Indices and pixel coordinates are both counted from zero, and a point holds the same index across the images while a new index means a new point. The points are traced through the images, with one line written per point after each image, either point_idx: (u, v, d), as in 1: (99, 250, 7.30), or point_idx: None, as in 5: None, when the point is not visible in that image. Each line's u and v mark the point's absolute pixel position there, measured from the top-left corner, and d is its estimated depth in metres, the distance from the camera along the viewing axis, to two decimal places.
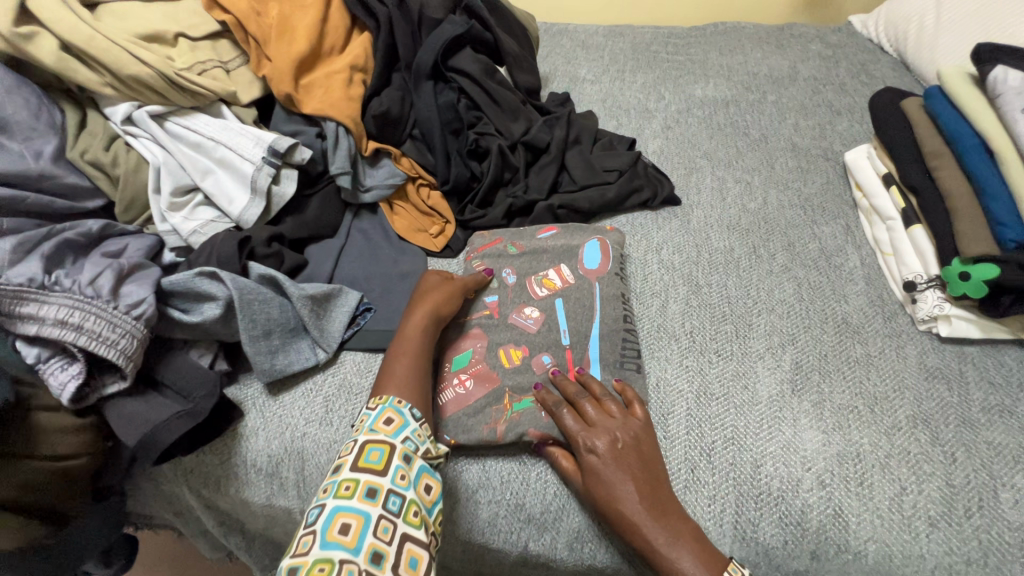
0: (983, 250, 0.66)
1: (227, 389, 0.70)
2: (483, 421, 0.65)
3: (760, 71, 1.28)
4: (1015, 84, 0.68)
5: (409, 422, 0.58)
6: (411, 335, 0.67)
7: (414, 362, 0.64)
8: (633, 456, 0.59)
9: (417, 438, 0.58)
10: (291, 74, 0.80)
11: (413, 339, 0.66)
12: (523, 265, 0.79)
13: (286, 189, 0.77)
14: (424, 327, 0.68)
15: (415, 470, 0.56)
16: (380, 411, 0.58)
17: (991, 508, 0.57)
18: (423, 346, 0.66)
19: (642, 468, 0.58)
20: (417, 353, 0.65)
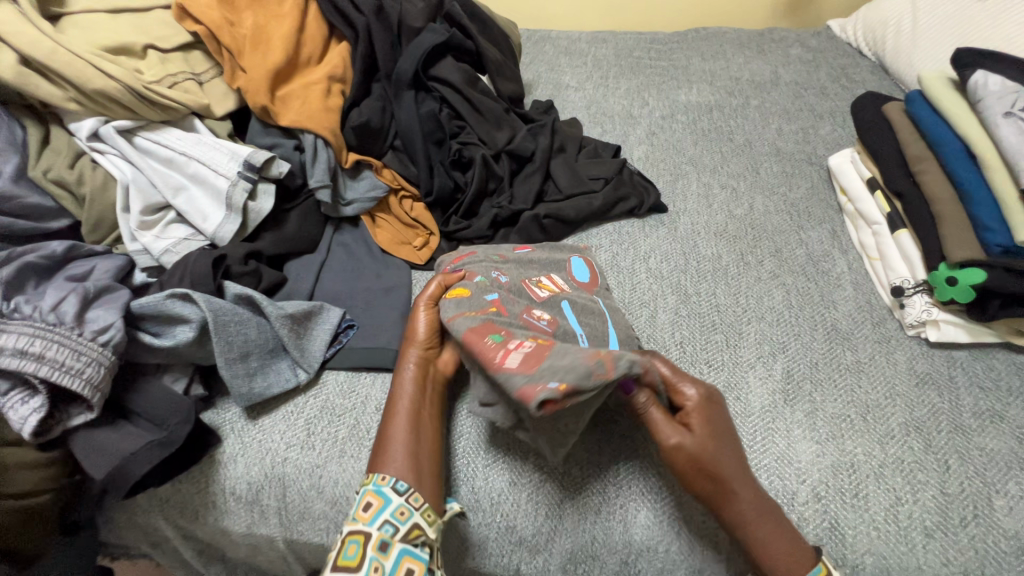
0: (970, 255, 0.66)
1: (204, 414, 0.67)
2: (580, 357, 0.51)
3: (742, 76, 1.28)
4: (994, 89, 0.68)
5: (389, 501, 0.55)
6: (404, 380, 0.64)
7: (404, 421, 0.61)
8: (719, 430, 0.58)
9: (396, 519, 0.54)
10: (267, 85, 0.78)
11: (404, 387, 0.63)
12: (515, 271, 0.74)
13: (263, 204, 0.75)
14: (417, 366, 0.65)
15: (391, 559, 0.53)
16: (362, 494, 0.56)
17: (986, 516, 0.57)
18: (415, 396, 0.63)
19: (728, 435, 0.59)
20: (408, 407, 0.62)
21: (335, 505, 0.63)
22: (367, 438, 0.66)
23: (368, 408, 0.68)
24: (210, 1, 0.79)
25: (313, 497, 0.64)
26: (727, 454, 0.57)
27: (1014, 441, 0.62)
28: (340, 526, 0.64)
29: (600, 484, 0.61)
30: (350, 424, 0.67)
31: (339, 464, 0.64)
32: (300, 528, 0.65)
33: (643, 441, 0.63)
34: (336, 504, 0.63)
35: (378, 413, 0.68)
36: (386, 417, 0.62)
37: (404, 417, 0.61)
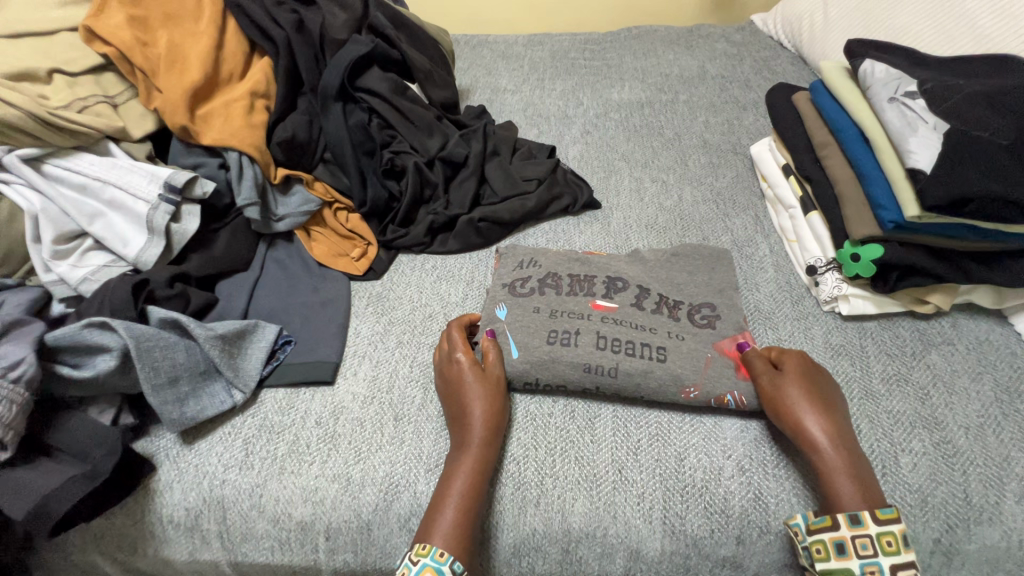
0: (868, 232, 0.70)
1: (136, 443, 0.66)
2: None
3: (672, 72, 1.33)
4: (880, 77, 0.73)
5: None
6: (468, 457, 0.60)
7: (468, 500, 0.58)
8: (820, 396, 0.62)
9: None
10: (185, 104, 0.77)
11: (469, 457, 0.60)
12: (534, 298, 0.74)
13: (187, 225, 0.74)
14: (482, 442, 0.61)
15: None
16: (419, 570, 0.53)
17: (893, 473, 0.61)
18: (474, 474, 0.59)
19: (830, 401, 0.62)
20: (469, 485, 0.59)
21: (277, 523, 0.63)
22: (307, 453, 0.66)
23: (307, 423, 0.68)
24: (120, 21, 0.78)
25: (255, 517, 0.63)
26: (817, 397, 0.61)
27: (917, 401, 0.67)
28: (284, 544, 0.63)
29: (538, 475, 0.63)
30: (290, 440, 0.67)
31: (279, 482, 0.64)
32: (244, 549, 0.64)
33: (578, 432, 0.66)
34: (278, 521, 0.63)
35: (318, 427, 0.68)
36: (442, 490, 0.59)
37: (469, 489, 0.58)
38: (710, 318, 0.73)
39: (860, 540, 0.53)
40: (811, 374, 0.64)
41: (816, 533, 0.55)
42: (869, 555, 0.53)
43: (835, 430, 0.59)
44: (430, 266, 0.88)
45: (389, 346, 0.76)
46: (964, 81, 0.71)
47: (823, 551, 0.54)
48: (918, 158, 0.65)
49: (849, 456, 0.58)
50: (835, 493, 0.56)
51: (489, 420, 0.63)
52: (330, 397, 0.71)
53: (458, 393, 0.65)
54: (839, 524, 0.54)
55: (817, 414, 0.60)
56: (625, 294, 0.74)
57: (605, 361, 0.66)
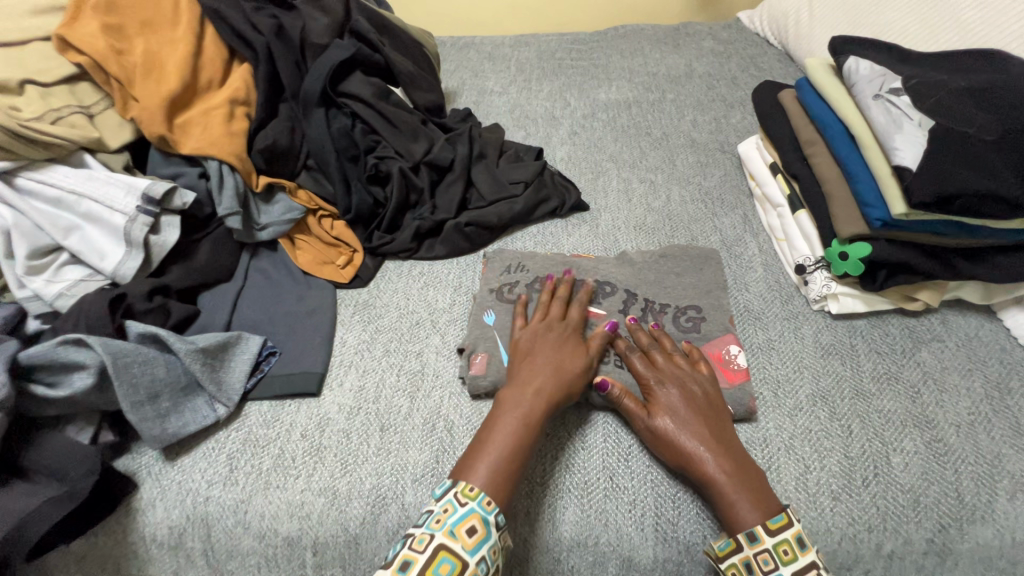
0: (855, 230, 0.70)
1: (117, 462, 0.64)
2: None
3: (659, 71, 1.32)
4: (865, 74, 0.73)
5: (491, 537, 0.53)
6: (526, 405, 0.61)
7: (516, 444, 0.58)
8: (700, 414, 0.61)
9: (492, 557, 0.52)
10: (162, 114, 0.75)
11: (536, 415, 0.60)
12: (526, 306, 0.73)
13: (167, 237, 0.72)
14: (551, 406, 0.62)
15: None
16: (465, 513, 0.53)
17: (884, 473, 0.61)
18: (536, 431, 0.60)
19: (711, 417, 0.61)
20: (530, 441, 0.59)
21: (263, 539, 0.62)
22: (293, 466, 0.65)
23: (293, 436, 0.67)
24: (94, 29, 0.76)
25: (240, 533, 0.62)
26: (694, 419, 0.60)
27: (908, 400, 0.66)
28: (270, 560, 0.62)
29: (529, 484, 0.62)
30: (275, 454, 0.66)
31: (265, 497, 0.63)
32: (230, 567, 0.63)
33: (568, 439, 0.65)
34: (264, 537, 0.62)
35: (303, 440, 0.67)
36: (494, 436, 0.59)
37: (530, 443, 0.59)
38: (696, 321, 0.73)
39: (760, 556, 0.53)
40: (692, 394, 0.63)
41: (726, 558, 0.54)
42: (772, 569, 0.52)
43: (725, 451, 0.58)
44: (417, 273, 0.87)
45: (375, 355, 0.75)
46: (948, 77, 0.70)
47: (738, 574, 0.54)
48: (904, 156, 0.64)
49: (739, 472, 0.57)
50: (733, 509, 0.55)
51: (571, 390, 0.63)
52: (316, 409, 0.70)
53: (548, 357, 0.65)
54: (741, 545, 0.54)
55: (697, 438, 0.59)
56: (612, 299, 0.74)
57: (590, 371, 0.67)
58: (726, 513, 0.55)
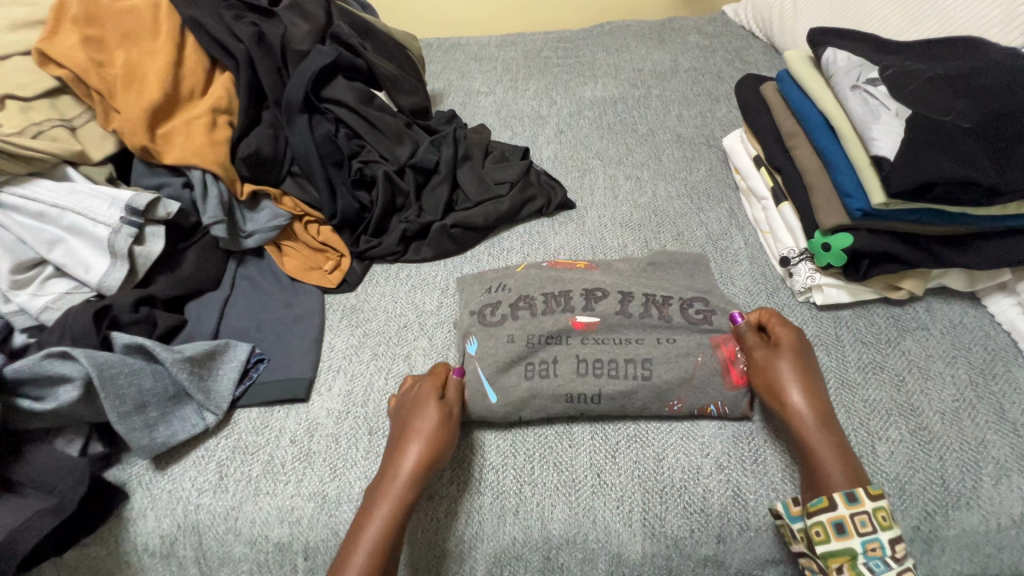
0: (836, 221, 0.70)
1: (107, 472, 0.65)
2: None
3: (644, 67, 1.32)
4: (842, 65, 0.73)
5: None
6: (392, 495, 0.58)
7: (382, 545, 0.56)
8: (812, 381, 0.63)
9: None
10: (144, 124, 0.76)
11: (387, 504, 0.58)
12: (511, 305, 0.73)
13: (151, 247, 0.72)
14: (405, 488, 0.59)
15: None
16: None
17: (869, 462, 0.61)
18: (390, 522, 0.57)
19: (819, 387, 0.63)
20: (380, 536, 0.56)
21: (254, 545, 0.62)
22: (282, 472, 0.65)
23: (281, 442, 0.68)
24: (74, 43, 0.76)
25: (231, 540, 0.62)
26: (805, 379, 0.63)
27: (892, 388, 0.67)
28: (262, 565, 0.62)
29: (517, 483, 0.62)
30: (264, 460, 0.66)
31: (255, 503, 0.63)
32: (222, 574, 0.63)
33: (556, 437, 0.66)
34: (255, 544, 0.62)
35: (292, 446, 0.67)
36: (353, 536, 0.57)
37: (381, 540, 0.56)
38: (705, 313, 0.70)
39: (859, 518, 0.54)
40: (810, 357, 0.65)
41: (815, 515, 0.55)
42: (870, 532, 0.54)
43: (826, 418, 0.61)
44: (405, 276, 0.87)
45: (363, 360, 0.76)
46: (925, 65, 0.70)
47: (824, 533, 0.55)
48: (882, 146, 0.65)
49: (836, 439, 0.59)
50: (824, 470, 0.58)
51: (423, 467, 0.59)
52: (304, 414, 0.70)
53: (406, 429, 0.62)
54: (836, 504, 0.55)
55: (807, 404, 0.61)
56: (607, 303, 0.69)
57: (587, 389, 0.64)
58: (817, 475, 0.58)
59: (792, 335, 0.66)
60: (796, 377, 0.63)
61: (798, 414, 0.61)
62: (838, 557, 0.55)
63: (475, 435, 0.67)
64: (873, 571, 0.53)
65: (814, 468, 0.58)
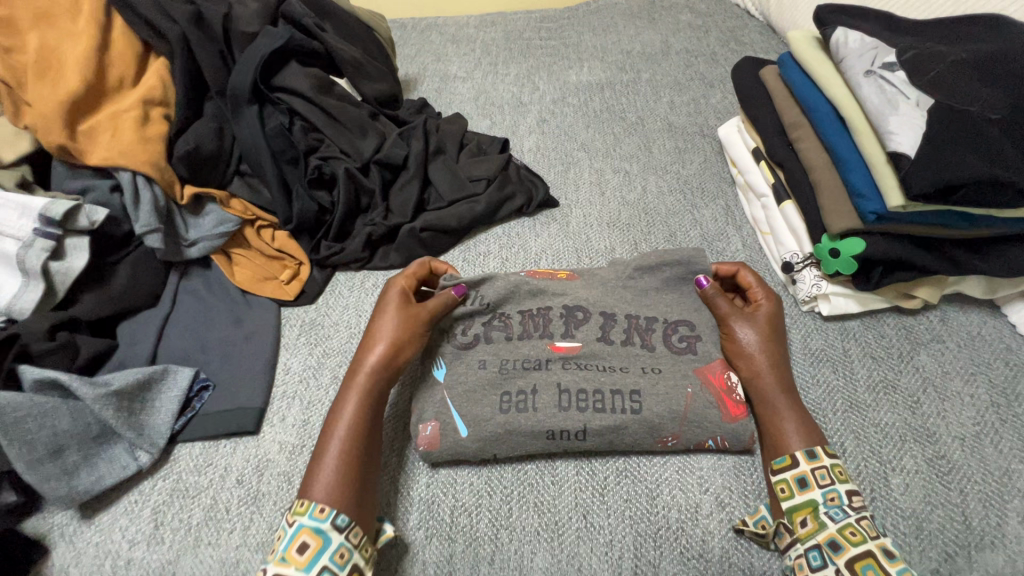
0: (846, 225, 0.62)
1: (25, 523, 0.57)
2: None
3: (633, 48, 1.23)
4: (854, 47, 0.64)
5: (329, 542, 0.47)
6: (356, 386, 0.57)
7: (353, 431, 0.54)
8: (774, 342, 0.60)
9: (337, 563, 0.46)
10: (61, 120, 0.66)
11: (353, 397, 0.56)
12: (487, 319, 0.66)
13: (72, 262, 0.63)
14: (371, 380, 0.57)
15: None
16: (294, 531, 0.47)
17: (882, 497, 0.55)
18: (360, 414, 0.55)
19: (782, 346, 0.61)
20: (353, 427, 0.54)
21: None
22: (226, 519, 0.58)
23: (226, 483, 0.60)
24: None
25: None
26: (767, 343, 0.60)
27: (906, 411, 0.60)
28: None
29: (492, 527, 0.55)
30: (206, 505, 0.59)
31: (194, 556, 0.55)
32: None
33: (536, 473, 0.59)
34: None
35: (238, 487, 0.60)
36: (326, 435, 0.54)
37: (352, 434, 0.54)
38: (690, 339, 0.63)
39: (819, 470, 0.52)
40: (779, 322, 0.62)
41: (779, 473, 0.53)
42: (830, 484, 0.51)
43: (784, 376, 0.58)
44: (371, 285, 0.79)
45: (321, 384, 0.68)
46: (948, 48, 0.62)
47: (787, 489, 0.52)
48: (900, 141, 0.57)
49: (793, 399, 0.57)
50: (779, 427, 0.56)
51: (384, 362, 0.58)
52: (253, 450, 0.62)
53: (369, 336, 0.60)
54: (797, 461, 0.53)
55: (765, 362, 0.59)
56: (587, 327, 0.63)
57: (570, 425, 0.56)
58: (773, 434, 0.56)
59: (762, 302, 0.63)
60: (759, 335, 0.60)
61: (757, 372, 0.58)
62: (801, 510, 0.50)
63: (446, 470, 0.59)
64: (836, 520, 0.48)
65: (770, 429, 0.56)
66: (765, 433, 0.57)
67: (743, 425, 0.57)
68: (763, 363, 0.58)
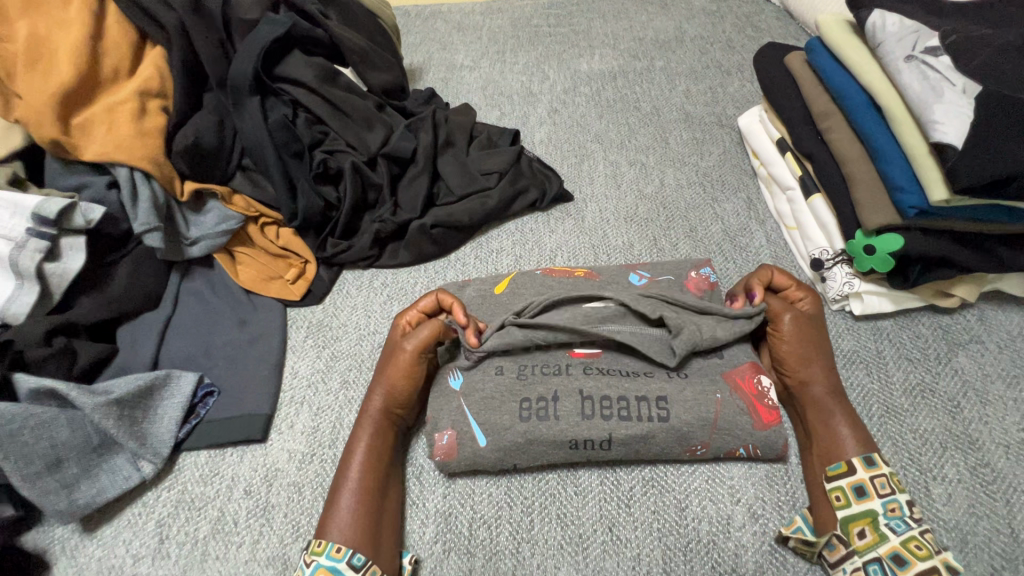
0: (883, 221, 0.59)
1: (24, 537, 0.54)
2: None
3: (646, 35, 1.19)
4: (893, 30, 0.60)
5: None
6: (367, 422, 0.55)
7: (367, 468, 0.53)
8: (821, 342, 0.56)
9: None
10: (54, 112, 0.62)
11: (364, 434, 0.55)
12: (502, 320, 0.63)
13: (68, 263, 0.61)
14: (386, 414, 0.56)
15: None
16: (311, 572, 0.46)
17: (924, 508, 0.52)
18: (373, 449, 0.54)
19: (828, 346, 0.56)
20: (367, 463, 0.53)
21: None
22: (234, 532, 0.55)
23: (233, 494, 0.57)
24: None
25: None
26: (820, 345, 0.56)
27: (946, 416, 0.57)
28: None
29: (514, 541, 0.53)
30: (213, 518, 0.56)
31: (202, 572, 0.53)
32: None
33: (558, 483, 0.56)
34: None
35: (246, 499, 0.57)
36: (341, 471, 0.53)
37: (366, 470, 0.52)
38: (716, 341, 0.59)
39: (878, 479, 0.48)
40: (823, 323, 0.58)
41: (834, 480, 0.50)
42: (890, 493, 0.48)
43: (832, 376, 0.55)
44: (379, 284, 0.76)
45: (331, 389, 0.65)
46: (994, 30, 0.58)
47: (843, 498, 0.48)
48: (945, 132, 0.53)
49: (841, 402, 0.54)
50: (832, 431, 0.52)
51: (392, 394, 0.56)
52: (261, 459, 0.60)
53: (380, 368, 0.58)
54: (855, 467, 0.49)
55: (816, 362, 0.55)
56: None
57: (595, 433, 0.54)
58: (825, 438, 0.52)
59: (809, 303, 0.58)
60: (808, 333, 0.56)
61: (805, 371, 0.55)
62: (859, 520, 0.47)
63: (465, 480, 0.57)
64: (899, 532, 0.46)
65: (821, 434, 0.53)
66: (816, 437, 0.53)
67: (775, 432, 0.54)
68: (820, 367, 0.55)
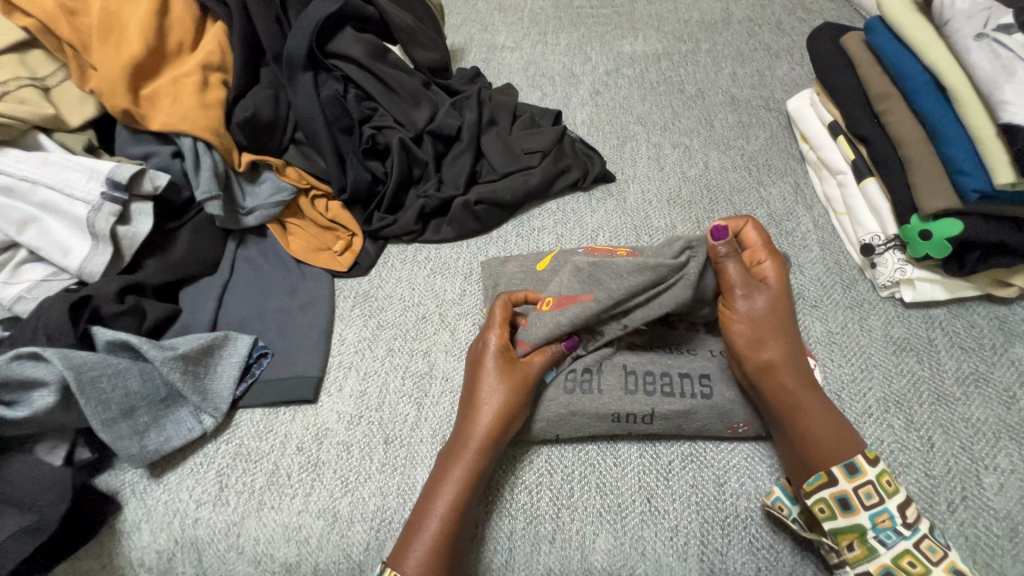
0: (942, 205, 0.58)
1: (98, 479, 0.59)
2: None
3: (691, 17, 1.16)
4: (963, 7, 0.58)
5: None
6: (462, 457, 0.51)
7: (456, 507, 0.49)
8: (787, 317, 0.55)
9: None
10: (125, 84, 0.66)
11: (459, 467, 0.51)
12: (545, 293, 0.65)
13: (138, 227, 0.64)
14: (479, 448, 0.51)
15: None
16: None
17: (975, 497, 0.52)
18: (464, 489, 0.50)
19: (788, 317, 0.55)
20: (454, 505, 0.49)
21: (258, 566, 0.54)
22: (288, 484, 0.58)
23: (287, 450, 0.61)
24: None
25: (233, 559, 0.55)
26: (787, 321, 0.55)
27: (1001, 407, 0.56)
28: None
29: (554, 506, 0.54)
30: (268, 470, 0.59)
31: (259, 518, 0.57)
32: None
33: (598, 454, 0.57)
34: (258, 564, 0.54)
35: (299, 454, 0.60)
36: (426, 504, 0.50)
37: (454, 509, 0.49)
38: None
39: (862, 489, 0.45)
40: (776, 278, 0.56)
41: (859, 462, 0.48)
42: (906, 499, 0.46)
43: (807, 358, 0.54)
44: (423, 258, 0.78)
45: (377, 355, 0.68)
46: None
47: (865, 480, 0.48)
48: (1016, 112, 0.51)
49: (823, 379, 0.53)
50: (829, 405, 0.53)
51: (491, 431, 0.52)
52: (312, 418, 0.63)
53: (473, 385, 0.54)
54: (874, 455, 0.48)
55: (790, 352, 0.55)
56: None
57: (637, 407, 0.55)
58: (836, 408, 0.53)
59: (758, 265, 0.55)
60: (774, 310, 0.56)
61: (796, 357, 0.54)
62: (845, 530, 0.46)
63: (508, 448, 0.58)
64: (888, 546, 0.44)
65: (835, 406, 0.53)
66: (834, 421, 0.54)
67: None
68: (777, 347, 0.51)
